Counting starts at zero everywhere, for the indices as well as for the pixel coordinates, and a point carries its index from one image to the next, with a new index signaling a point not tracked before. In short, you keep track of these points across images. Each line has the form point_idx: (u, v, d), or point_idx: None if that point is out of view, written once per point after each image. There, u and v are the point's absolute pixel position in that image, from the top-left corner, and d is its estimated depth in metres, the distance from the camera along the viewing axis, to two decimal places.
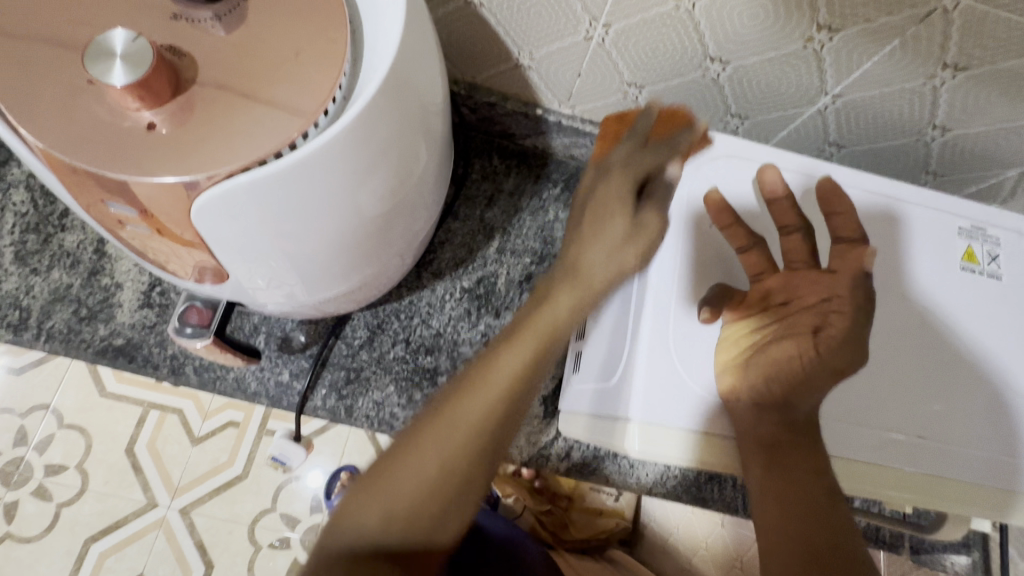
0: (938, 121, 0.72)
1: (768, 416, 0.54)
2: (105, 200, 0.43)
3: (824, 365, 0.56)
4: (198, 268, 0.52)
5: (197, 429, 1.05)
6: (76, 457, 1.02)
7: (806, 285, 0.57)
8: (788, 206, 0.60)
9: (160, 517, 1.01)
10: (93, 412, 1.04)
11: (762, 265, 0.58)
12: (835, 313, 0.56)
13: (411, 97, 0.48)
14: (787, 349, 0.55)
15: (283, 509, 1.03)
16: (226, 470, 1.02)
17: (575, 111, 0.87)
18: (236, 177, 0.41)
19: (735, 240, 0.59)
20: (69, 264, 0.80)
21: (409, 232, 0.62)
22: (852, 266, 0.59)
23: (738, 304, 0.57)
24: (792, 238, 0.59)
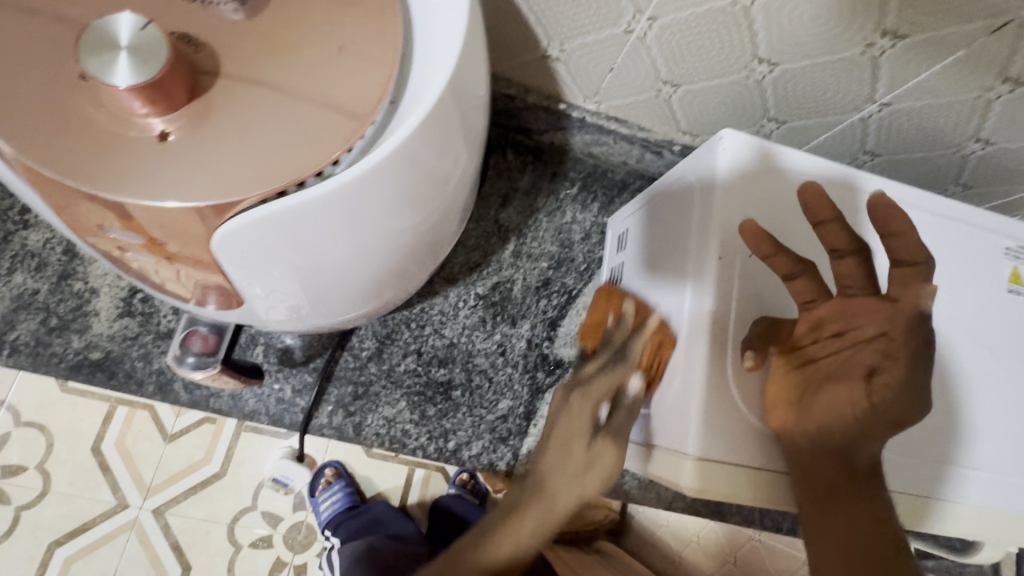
0: (983, 134, 0.69)
1: (831, 463, 0.49)
2: (103, 224, 0.36)
3: (884, 416, 0.45)
4: (200, 288, 0.44)
5: (170, 425, 0.99)
6: (36, 458, 0.96)
7: (869, 313, 0.46)
8: (839, 228, 0.48)
9: (131, 518, 0.97)
10: (54, 410, 0.97)
11: (813, 292, 0.49)
12: (891, 354, 0.44)
13: (462, 101, 0.41)
14: (836, 396, 0.46)
15: (263, 508, 1.00)
16: (202, 468, 0.98)
17: (599, 108, 0.81)
18: (270, 202, 0.34)
19: (778, 269, 0.50)
20: (34, 267, 0.71)
21: (437, 242, 0.55)
22: (907, 308, 0.44)
23: (787, 336, 0.51)
24: (844, 263, 0.48)
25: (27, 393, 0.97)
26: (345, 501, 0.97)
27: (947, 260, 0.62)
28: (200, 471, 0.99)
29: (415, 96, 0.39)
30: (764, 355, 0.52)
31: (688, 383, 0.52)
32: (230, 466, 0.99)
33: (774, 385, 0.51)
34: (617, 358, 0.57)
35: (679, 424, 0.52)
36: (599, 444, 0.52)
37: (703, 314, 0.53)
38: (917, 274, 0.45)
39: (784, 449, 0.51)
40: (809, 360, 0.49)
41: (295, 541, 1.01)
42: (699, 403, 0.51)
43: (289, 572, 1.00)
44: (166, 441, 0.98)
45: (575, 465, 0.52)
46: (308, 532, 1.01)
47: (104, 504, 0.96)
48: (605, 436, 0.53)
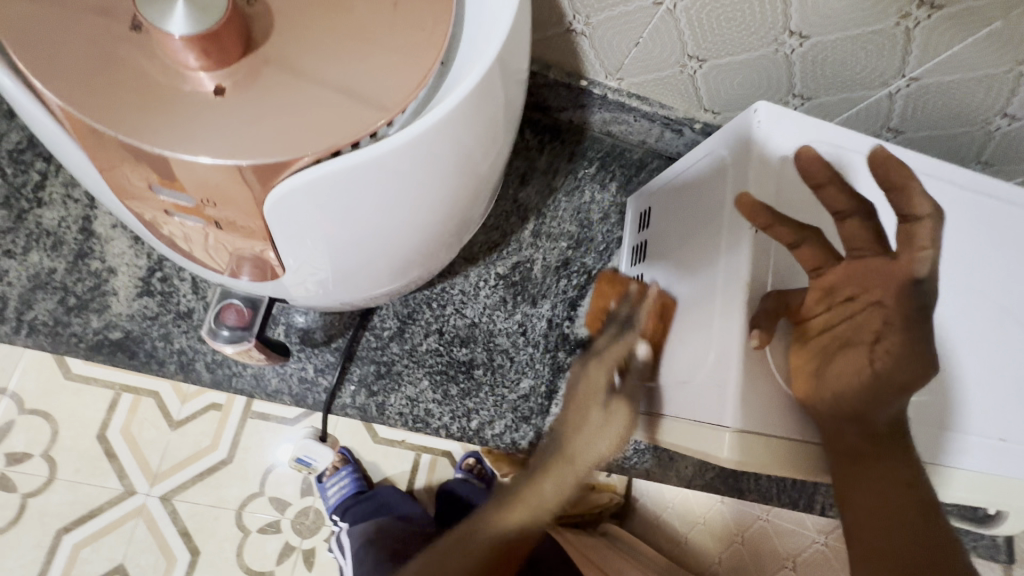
0: (1009, 109, 0.69)
1: (853, 427, 0.47)
2: (151, 183, 0.35)
3: (890, 381, 0.43)
4: (236, 258, 0.43)
5: (176, 412, 0.99)
6: (41, 445, 0.95)
7: (875, 276, 0.42)
8: (836, 189, 0.45)
9: (138, 504, 0.96)
10: (61, 395, 0.96)
11: (818, 258, 0.47)
12: (889, 321, 0.42)
13: (510, 69, 0.41)
14: (844, 363, 0.45)
15: (271, 493, 1.00)
16: (209, 455, 0.98)
17: (621, 85, 0.80)
18: (326, 161, 0.33)
19: (780, 239, 0.48)
20: (50, 245, 0.69)
21: (471, 216, 0.54)
22: (900, 271, 0.40)
23: (797, 308, 0.49)
24: (849, 223, 0.45)
25: (33, 380, 0.96)
26: (351, 486, 0.98)
27: (975, 232, 0.62)
28: (206, 457, 0.99)
29: (467, 60, 0.38)
30: (771, 332, 0.49)
31: (725, 356, 0.52)
32: (235, 452, 0.99)
33: (796, 356, 0.50)
34: (626, 325, 0.69)
35: (716, 395, 0.52)
36: (613, 404, 0.66)
37: (740, 287, 0.53)
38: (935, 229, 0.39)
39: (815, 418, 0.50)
40: (819, 331, 0.48)
41: (302, 526, 1.01)
42: (736, 374, 0.51)
43: (297, 557, 1.00)
44: (172, 428, 0.98)
45: (594, 425, 0.64)
46: (316, 517, 1.01)
47: (112, 491, 0.96)
48: (617, 396, 0.66)
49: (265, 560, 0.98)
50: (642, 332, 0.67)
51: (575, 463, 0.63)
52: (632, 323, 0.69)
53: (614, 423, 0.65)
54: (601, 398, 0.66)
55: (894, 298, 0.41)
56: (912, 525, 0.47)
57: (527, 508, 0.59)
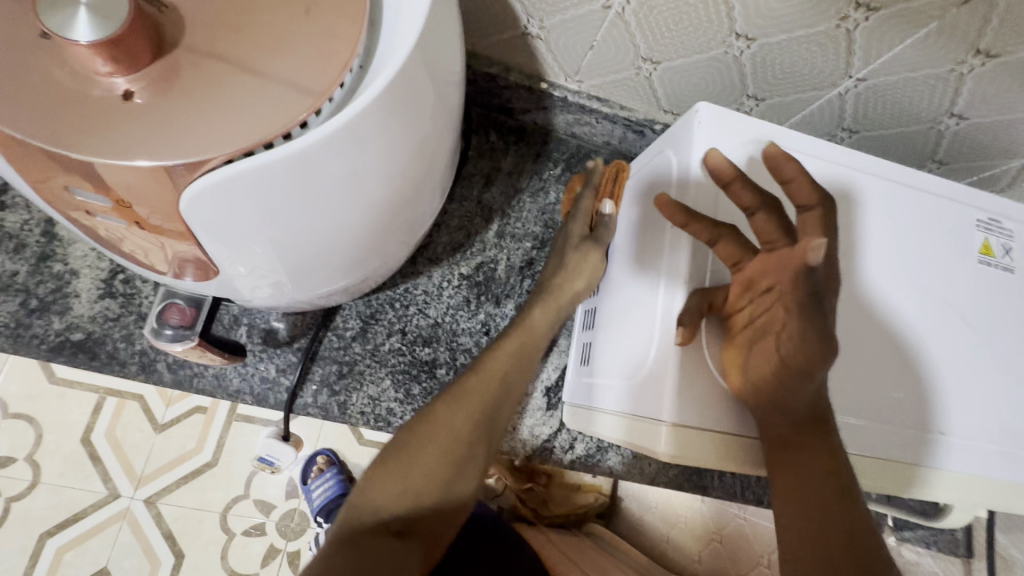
0: (956, 109, 0.70)
1: (779, 417, 0.49)
2: (69, 186, 0.36)
3: (795, 367, 0.45)
4: (177, 261, 0.45)
5: (160, 416, 1.00)
6: (24, 449, 0.96)
7: (780, 264, 0.46)
8: (741, 187, 0.51)
9: (122, 508, 0.98)
10: (43, 401, 0.97)
11: (737, 253, 0.51)
12: (788, 307, 0.44)
13: (432, 71, 0.42)
14: (757, 355, 0.47)
15: (256, 496, 1.02)
16: (194, 458, 1.00)
17: (581, 87, 0.81)
18: (238, 161, 0.34)
19: (698, 236, 0.52)
20: (12, 249, 0.70)
21: (416, 216, 0.55)
22: (797, 259, 0.43)
23: (722, 303, 0.52)
24: (758, 219, 0.50)
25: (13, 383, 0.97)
26: (337, 488, 0.98)
27: (919, 229, 0.63)
28: (191, 460, 1.00)
29: (384, 61, 0.39)
30: (694, 328, 0.51)
31: (662, 351, 0.53)
32: (220, 455, 1.01)
33: (728, 351, 0.52)
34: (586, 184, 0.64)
35: (655, 389, 0.53)
36: (586, 255, 0.62)
37: (679, 285, 0.54)
38: (817, 219, 0.48)
39: (749, 410, 0.51)
40: (743, 325, 0.50)
41: (288, 528, 1.02)
42: (670, 369, 0.52)
43: (282, 560, 1.01)
44: (157, 431, 1.00)
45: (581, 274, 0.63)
46: (301, 520, 1.03)
47: (95, 494, 0.97)
48: (590, 247, 0.62)
49: (249, 562, 1.00)
50: (601, 192, 0.63)
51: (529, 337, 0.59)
52: (590, 183, 0.64)
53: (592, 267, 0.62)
54: (573, 243, 0.62)
55: (789, 286, 0.44)
56: (837, 515, 0.48)
57: (481, 386, 0.54)
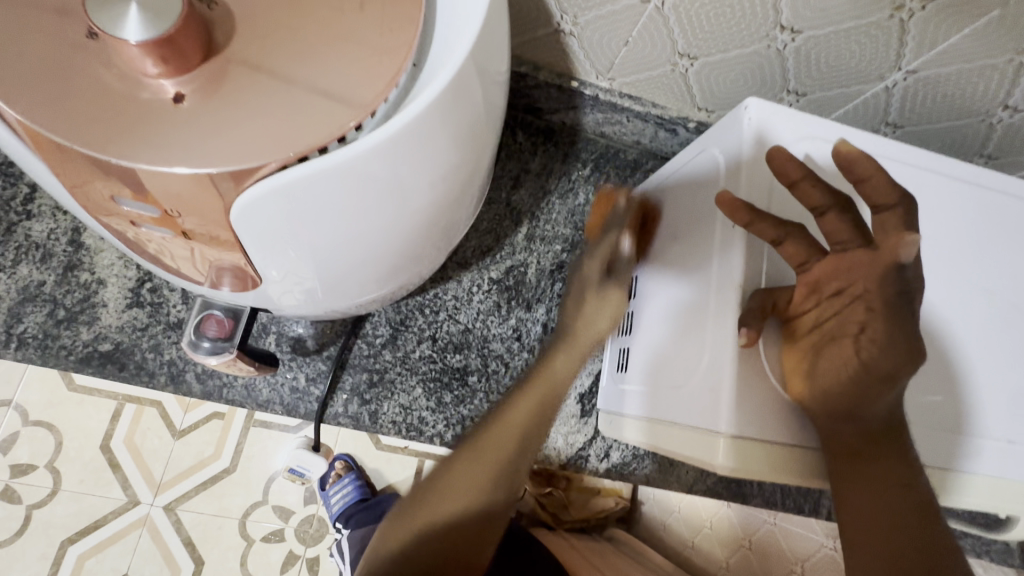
0: (1010, 101, 0.67)
1: (849, 425, 0.47)
2: (112, 196, 0.34)
3: (873, 371, 0.45)
4: (216, 269, 0.43)
5: (178, 422, 0.99)
6: (45, 456, 0.96)
7: (854, 267, 0.45)
8: (811, 186, 0.47)
9: (142, 516, 0.97)
10: (65, 408, 0.97)
11: (804, 253, 0.48)
12: (872, 308, 0.44)
13: (485, 70, 0.40)
14: (831, 357, 0.46)
15: (274, 501, 1.01)
16: (213, 464, 0.99)
17: (613, 85, 0.79)
18: (292, 168, 0.32)
19: (764, 234, 0.49)
20: (39, 258, 0.69)
21: (456, 220, 0.53)
22: (884, 258, 0.44)
23: (785, 305, 0.49)
24: (827, 219, 0.47)
25: (35, 392, 0.96)
26: (354, 493, 0.97)
27: (978, 229, 0.60)
28: (210, 466, 0.99)
29: (438, 59, 0.37)
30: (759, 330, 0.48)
31: (719, 359, 0.51)
32: (239, 461, 0.99)
33: (788, 356, 0.49)
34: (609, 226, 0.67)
35: (710, 399, 0.50)
36: (609, 291, 0.61)
37: (732, 288, 0.52)
38: (895, 219, 0.45)
39: (809, 419, 0.49)
40: (808, 329, 0.48)
41: (306, 534, 1.01)
42: (727, 378, 0.49)
43: (302, 565, 1.00)
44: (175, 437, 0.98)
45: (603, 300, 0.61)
46: (320, 525, 1.02)
47: (115, 501, 0.97)
48: (613, 284, 0.62)
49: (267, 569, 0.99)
50: (625, 228, 0.66)
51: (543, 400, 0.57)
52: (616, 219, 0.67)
53: (611, 308, 0.61)
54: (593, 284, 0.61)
55: (875, 288, 0.44)
56: (908, 526, 0.47)
57: (535, 410, 0.57)
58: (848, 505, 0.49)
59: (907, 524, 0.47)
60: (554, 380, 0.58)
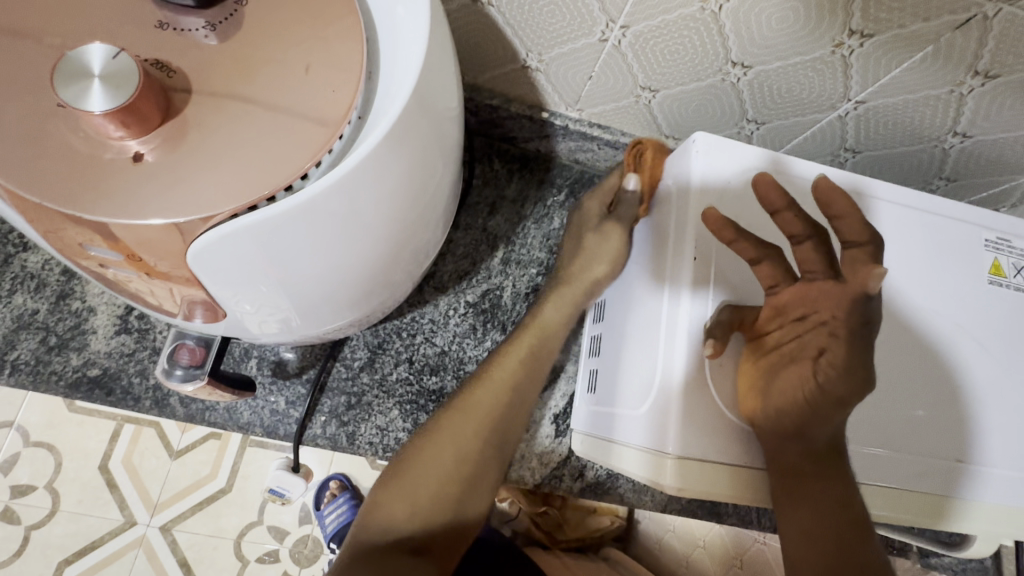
0: (959, 127, 0.69)
1: (796, 444, 0.49)
2: (83, 242, 0.37)
3: (829, 394, 0.45)
4: (187, 303, 0.46)
5: (176, 442, 1.08)
6: (45, 475, 1.04)
7: (818, 297, 0.47)
8: (792, 216, 0.49)
9: (140, 535, 1.05)
10: (64, 428, 1.06)
11: (777, 277, 0.51)
12: (834, 334, 0.45)
13: (429, 116, 0.43)
14: (786, 379, 0.47)
15: (270, 522, 1.08)
16: (209, 484, 1.07)
17: (581, 115, 0.82)
18: (242, 216, 0.36)
19: (744, 254, 0.51)
20: (33, 288, 0.73)
21: (420, 249, 0.56)
22: (853, 288, 0.44)
23: (753, 322, 0.52)
24: (802, 248, 0.48)
25: (37, 414, 1.06)
26: (350, 513, 1.03)
27: (927, 252, 0.62)
28: (205, 487, 1.07)
29: (381, 109, 0.41)
30: (725, 341, 0.51)
31: (667, 380, 0.53)
32: (235, 480, 1.08)
33: (744, 372, 0.52)
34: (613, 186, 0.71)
35: (659, 420, 0.52)
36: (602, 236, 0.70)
37: (679, 312, 0.54)
38: (867, 255, 0.45)
39: (758, 438, 0.51)
40: (772, 347, 0.50)
41: (301, 555, 1.08)
42: (674, 399, 0.51)
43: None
44: (173, 458, 1.07)
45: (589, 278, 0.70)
46: (314, 545, 1.09)
47: (112, 522, 1.04)
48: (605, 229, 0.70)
49: None
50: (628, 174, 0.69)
51: (488, 395, 0.62)
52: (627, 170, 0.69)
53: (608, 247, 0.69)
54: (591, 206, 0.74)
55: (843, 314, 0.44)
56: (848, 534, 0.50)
57: (479, 402, 0.62)
58: (790, 520, 0.51)
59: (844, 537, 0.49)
60: (493, 379, 0.64)
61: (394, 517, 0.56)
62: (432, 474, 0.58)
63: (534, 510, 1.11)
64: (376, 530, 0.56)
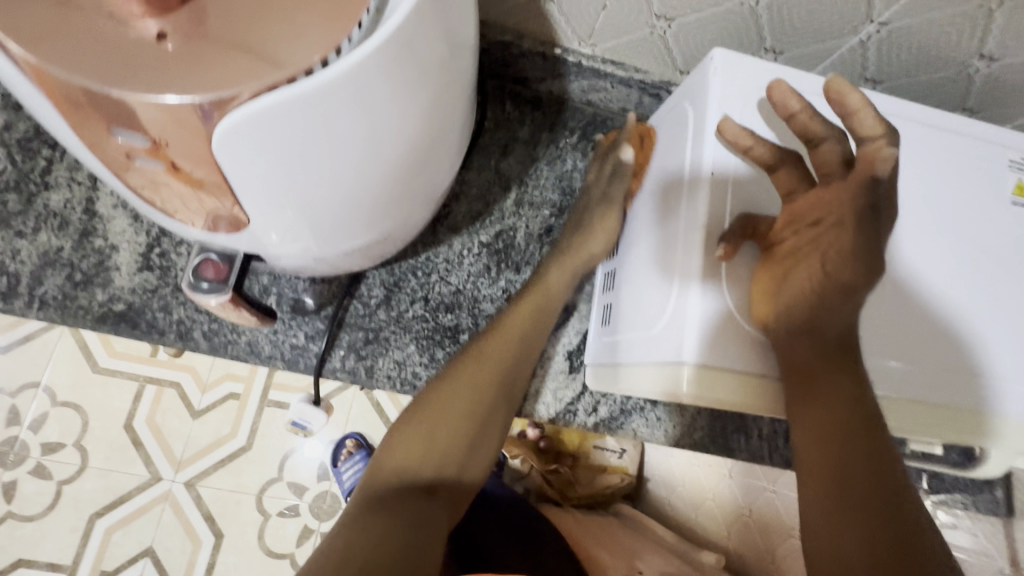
0: (986, 50, 0.67)
1: (805, 340, 0.50)
2: (110, 129, 0.37)
3: (834, 283, 0.47)
4: (210, 217, 0.47)
5: (197, 402, 1.11)
6: (73, 435, 1.08)
7: (833, 197, 0.48)
8: (809, 118, 0.52)
9: (164, 491, 1.09)
10: (90, 385, 1.09)
11: (793, 182, 0.52)
12: (841, 223, 0.47)
13: (447, 14, 0.43)
14: (796, 278, 0.49)
15: (288, 478, 1.12)
16: (230, 442, 1.11)
17: (595, 51, 0.81)
18: (262, 98, 0.35)
19: (759, 161, 0.52)
20: (57, 226, 0.74)
21: (434, 171, 0.56)
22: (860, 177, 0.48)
23: (766, 230, 0.52)
24: (821, 150, 0.51)
25: (62, 374, 1.10)
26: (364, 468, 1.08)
27: (949, 172, 0.61)
28: (227, 444, 1.11)
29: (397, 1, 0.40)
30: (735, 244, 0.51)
31: (683, 296, 0.53)
32: (254, 438, 1.11)
33: (758, 280, 0.52)
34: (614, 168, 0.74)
35: (676, 330, 0.53)
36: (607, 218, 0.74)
37: (695, 231, 0.53)
38: None
39: (771, 343, 0.51)
40: (784, 253, 0.50)
41: (321, 510, 1.12)
42: (693, 311, 0.52)
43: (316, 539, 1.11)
44: (194, 417, 1.11)
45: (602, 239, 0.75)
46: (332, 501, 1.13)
47: (139, 477, 1.09)
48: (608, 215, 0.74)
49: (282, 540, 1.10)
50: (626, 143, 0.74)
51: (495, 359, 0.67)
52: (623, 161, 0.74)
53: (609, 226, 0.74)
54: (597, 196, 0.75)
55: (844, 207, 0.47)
56: (861, 439, 0.49)
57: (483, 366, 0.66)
58: (805, 426, 0.50)
59: (857, 441, 0.49)
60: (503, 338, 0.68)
61: (405, 461, 0.58)
62: (445, 424, 0.61)
63: (547, 468, 1.13)
64: (391, 475, 0.57)
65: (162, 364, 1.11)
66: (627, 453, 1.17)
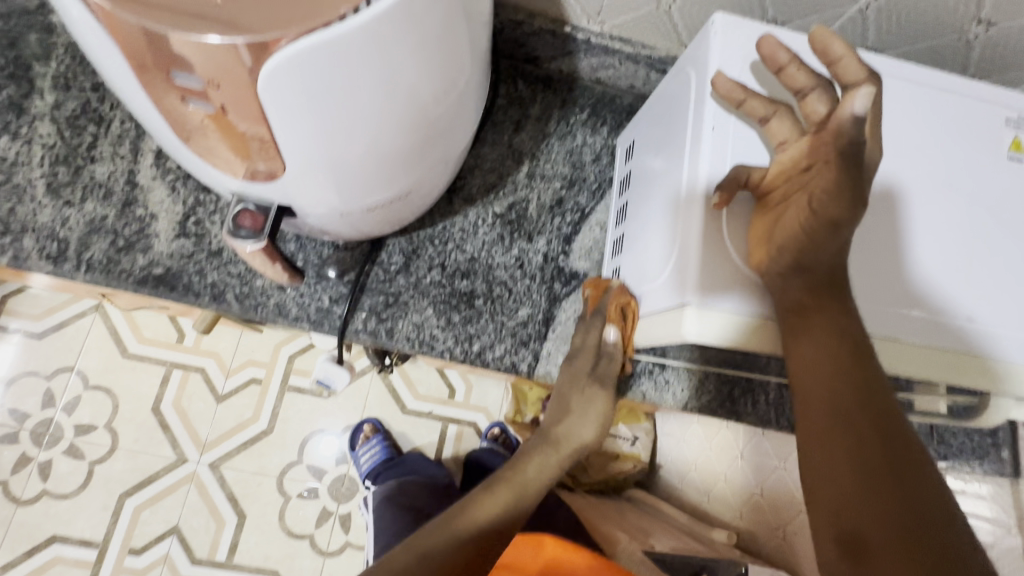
0: (984, 14, 0.70)
1: (799, 279, 0.52)
2: (171, 71, 0.42)
3: (822, 217, 0.49)
4: (250, 172, 0.53)
5: (220, 387, 1.31)
6: (103, 417, 1.28)
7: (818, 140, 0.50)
8: (796, 70, 0.54)
9: (189, 471, 1.27)
10: (120, 369, 1.29)
11: (786, 133, 0.54)
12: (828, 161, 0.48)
13: None
14: (788, 217, 0.51)
15: (308, 461, 1.30)
16: (251, 424, 1.29)
17: (603, 28, 0.85)
18: (301, 41, 0.39)
19: (756, 112, 0.55)
20: (102, 196, 0.80)
21: (452, 130, 0.60)
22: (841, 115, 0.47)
23: (759, 179, 0.55)
24: (809, 99, 0.54)
25: (94, 360, 1.30)
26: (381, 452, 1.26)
27: (945, 128, 0.63)
28: (249, 428, 1.30)
29: None
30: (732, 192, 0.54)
31: (685, 242, 0.56)
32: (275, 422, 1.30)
33: (755, 226, 0.55)
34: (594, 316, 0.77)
35: (681, 272, 0.56)
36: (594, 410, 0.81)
37: (697, 180, 0.57)
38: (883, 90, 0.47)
39: (767, 287, 0.54)
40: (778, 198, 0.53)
41: (339, 493, 1.30)
42: (694, 254, 0.55)
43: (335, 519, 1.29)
44: (218, 401, 1.30)
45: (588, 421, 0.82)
46: (349, 484, 1.31)
47: (166, 459, 1.27)
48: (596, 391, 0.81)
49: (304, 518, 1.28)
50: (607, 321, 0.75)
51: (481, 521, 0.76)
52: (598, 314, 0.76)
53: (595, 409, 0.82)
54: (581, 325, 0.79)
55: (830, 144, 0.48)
56: (852, 371, 0.51)
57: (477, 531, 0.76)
58: (800, 357, 0.53)
59: (851, 374, 0.51)
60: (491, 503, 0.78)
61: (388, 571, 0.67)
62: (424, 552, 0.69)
63: None
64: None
65: (188, 351, 1.32)
66: (637, 441, 1.26)
